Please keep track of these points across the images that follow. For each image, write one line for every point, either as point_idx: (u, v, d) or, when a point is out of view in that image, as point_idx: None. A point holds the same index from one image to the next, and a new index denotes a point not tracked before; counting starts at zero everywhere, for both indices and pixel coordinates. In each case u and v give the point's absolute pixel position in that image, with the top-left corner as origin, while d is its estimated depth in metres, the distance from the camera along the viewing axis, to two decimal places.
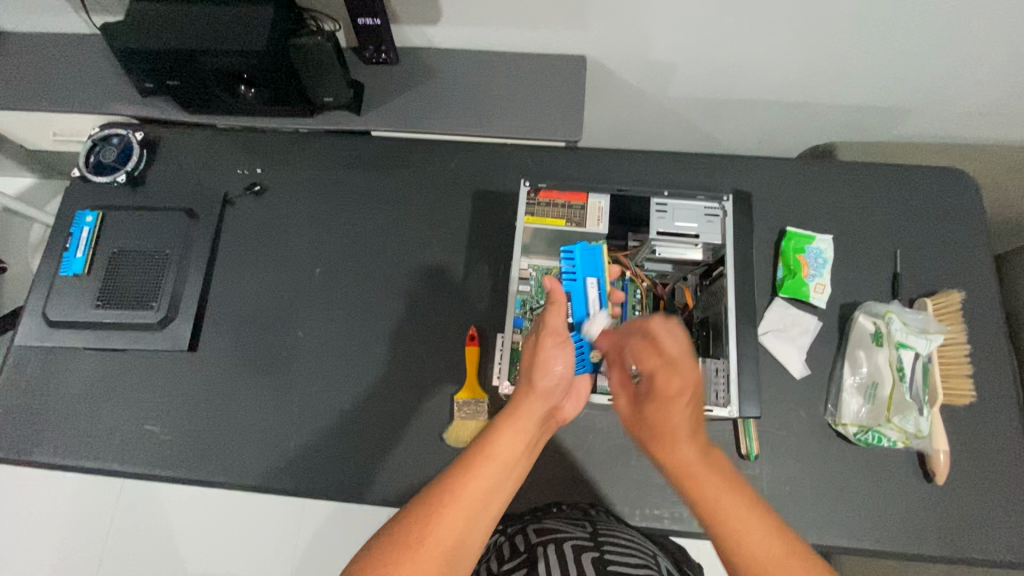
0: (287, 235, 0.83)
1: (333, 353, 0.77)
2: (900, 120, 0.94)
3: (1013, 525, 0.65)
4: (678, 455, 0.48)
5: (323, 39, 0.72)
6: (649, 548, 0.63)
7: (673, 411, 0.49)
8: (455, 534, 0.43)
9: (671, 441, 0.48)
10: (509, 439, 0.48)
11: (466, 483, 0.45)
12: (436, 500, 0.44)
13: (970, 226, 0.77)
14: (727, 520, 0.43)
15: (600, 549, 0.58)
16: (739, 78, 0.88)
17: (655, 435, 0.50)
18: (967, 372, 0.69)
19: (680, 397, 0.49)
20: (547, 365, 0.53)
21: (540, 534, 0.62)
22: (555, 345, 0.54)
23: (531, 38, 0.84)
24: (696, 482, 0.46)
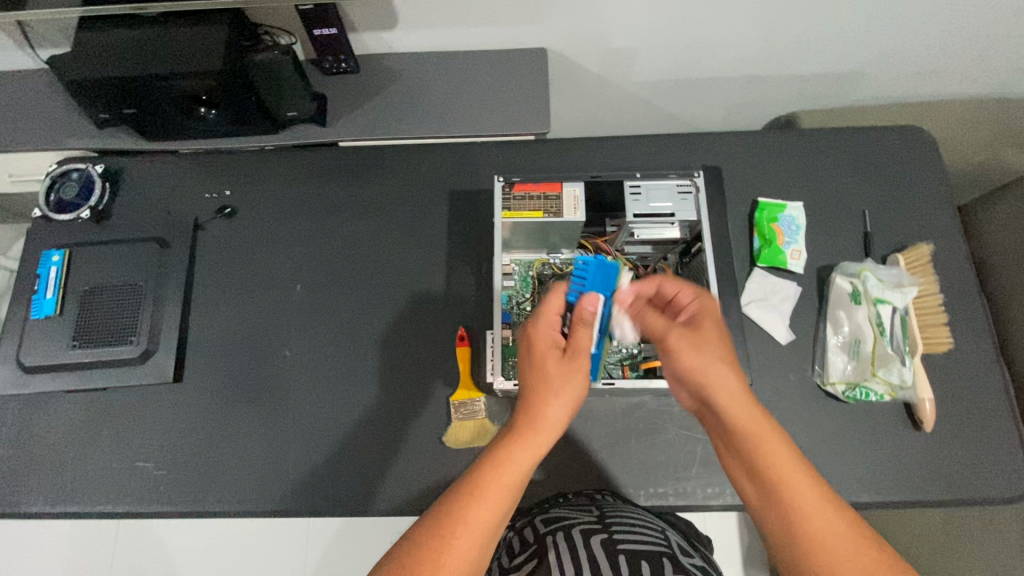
0: (263, 255, 0.82)
1: (323, 369, 0.76)
2: (857, 84, 0.96)
3: (999, 462, 0.67)
4: (730, 382, 0.52)
5: (280, 53, 0.72)
6: (655, 520, 0.66)
7: (712, 332, 0.56)
8: (469, 564, 0.47)
9: (721, 364, 0.53)
10: (521, 466, 0.52)
11: (478, 513, 0.49)
12: (450, 532, 0.48)
13: (932, 180, 0.80)
14: (773, 467, 0.49)
15: (609, 529, 0.61)
16: (698, 57, 0.90)
17: (702, 366, 0.53)
18: (942, 319, 0.72)
19: (713, 322, 0.57)
20: (558, 392, 0.56)
21: (548, 521, 0.64)
22: (574, 374, 0.56)
23: (491, 34, 0.84)
24: (753, 433, 0.50)
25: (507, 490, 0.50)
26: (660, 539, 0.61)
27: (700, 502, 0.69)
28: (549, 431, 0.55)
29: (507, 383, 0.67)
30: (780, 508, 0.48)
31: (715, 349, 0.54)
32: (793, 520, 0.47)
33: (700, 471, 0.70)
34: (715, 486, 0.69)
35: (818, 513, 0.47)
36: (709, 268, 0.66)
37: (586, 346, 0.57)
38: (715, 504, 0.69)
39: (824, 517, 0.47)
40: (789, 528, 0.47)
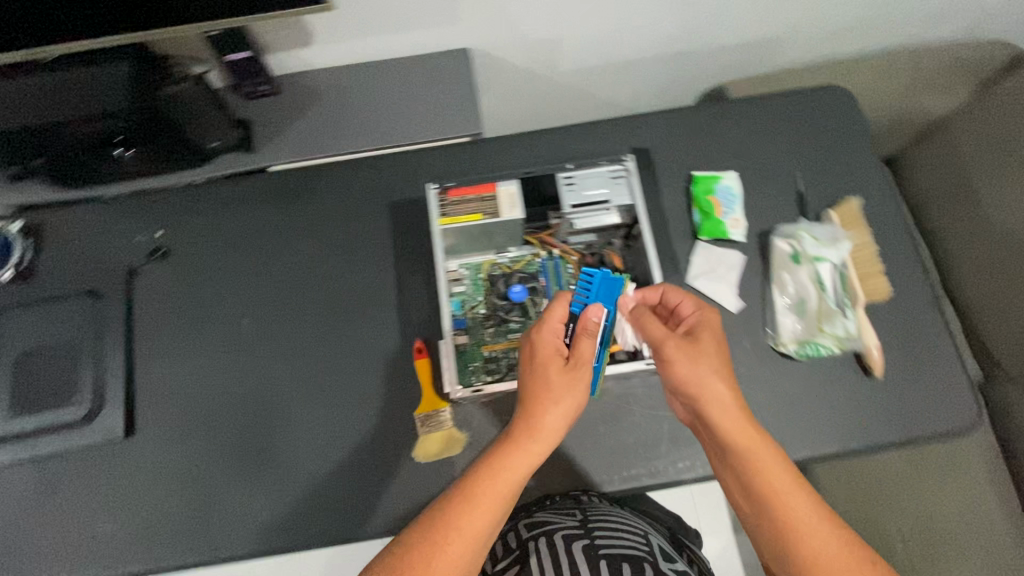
0: (204, 293, 0.79)
1: (281, 401, 0.74)
2: (778, 49, 0.99)
3: (946, 396, 0.71)
4: (724, 397, 0.58)
5: (193, 83, 0.72)
6: (635, 525, 0.75)
7: (709, 347, 0.61)
8: (460, 562, 0.54)
9: (715, 380, 0.58)
10: (515, 472, 0.58)
11: (471, 519, 0.55)
12: (444, 534, 0.54)
13: (854, 135, 0.82)
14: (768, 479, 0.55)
15: (591, 537, 0.71)
16: (619, 41, 0.91)
17: (699, 379, 0.59)
18: (879, 269, 0.74)
19: (711, 337, 0.61)
20: (555, 402, 0.60)
21: (531, 526, 0.75)
22: (572, 382, 0.61)
23: (410, 40, 0.84)
24: (747, 447, 0.56)
25: (501, 496, 0.56)
26: (638, 544, 0.72)
27: (674, 478, 0.70)
28: (545, 441, 0.59)
29: (464, 392, 0.68)
30: (770, 518, 0.55)
31: (711, 363, 0.60)
32: (786, 528, 0.54)
33: (671, 448, 0.71)
34: (686, 460, 0.70)
35: (806, 524, 0.54)
36: (648, 245, 0.69)
37: (588, 355, 0.62)
38: (688, 477, 0.70)
39: (811, 527, 0.54)
40: (776, 530, 0.55)
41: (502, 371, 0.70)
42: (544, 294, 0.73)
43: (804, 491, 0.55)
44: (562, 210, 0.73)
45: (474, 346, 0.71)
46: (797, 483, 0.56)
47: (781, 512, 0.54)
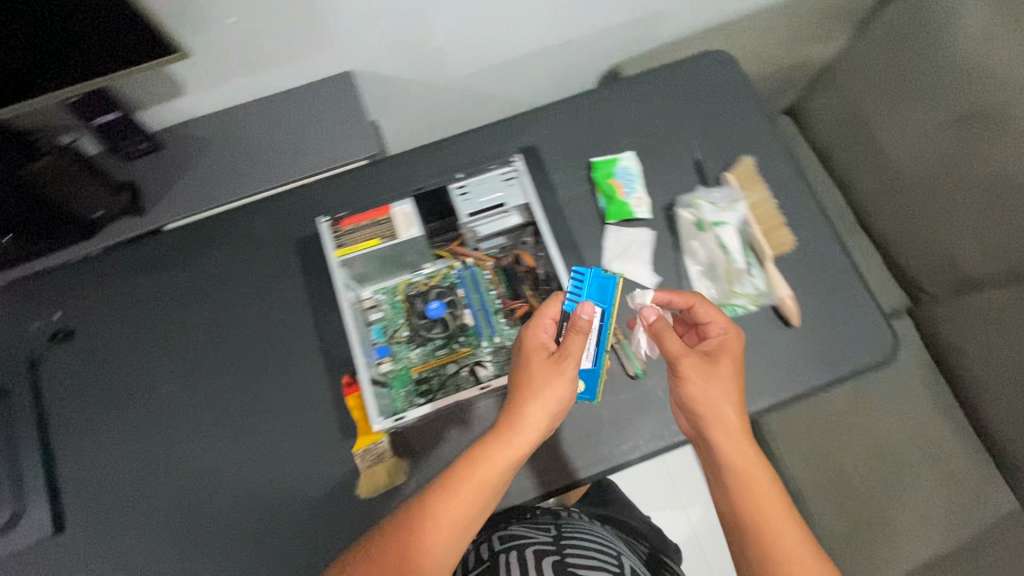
0: (116, 367, 0.75)
1: (213, 464, 0.70)
2: (660, 24, 1.01)
3: (862, 330, 0.73)
4: (730, 422, 0.61)
5: (58, 157, 0.67)
6: (606, 544, 0.79)
7: (724, 368, 0.63)
8: (434, 549, 0.57)
9: (725, 402, 0.61)
10: (496, 465, 0.59)
11: (449, 507, 0.58)
12: (421, 523, 0.57)
13: (739, 95, 0.85)
14: (764, 508, 0.58)
15: (560, 551, 0.73)
16: (502, 41, 0.91)
17: (711, 401, 0.61)
18: (779, 222, 0.76)
19: (729, 360, 0.63)
20: (540, 396, 0.61)
21: (504, 540, 0.77)
22: (557, 377, 0.61)
23: (289, 71, 0.82)
24: (746, 474, 0.59)
25: (479, 488, 0.58)
26: (606, 559, 0.74)
27: (623, 461, 0.70)
28: (528, 438, 0.60)
29: (386, 423, 0.65)
30: (757, 547, 0.57)
31: (724, 387, 0.62)
32: (772, 558, 0.56)
33: (615, 431, 0.70)
34: (631, 440, 0.70)
35: (792, 553, 0.56)
36: (546, 242, 0.70)
37: (577, 350, 0.62)
38: (635, 457, 0.70)
39: (801, 560, 0.56)
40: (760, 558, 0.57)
41: (434, 390, 0.69)
42: (465, 306, 0.73)
43: (795, 525, 0.58)
44: (460, 221, 0.73)
45: (402, 371, 0.70)
46: (789, 515, 0.58)
47: (769, 539, 0.57)
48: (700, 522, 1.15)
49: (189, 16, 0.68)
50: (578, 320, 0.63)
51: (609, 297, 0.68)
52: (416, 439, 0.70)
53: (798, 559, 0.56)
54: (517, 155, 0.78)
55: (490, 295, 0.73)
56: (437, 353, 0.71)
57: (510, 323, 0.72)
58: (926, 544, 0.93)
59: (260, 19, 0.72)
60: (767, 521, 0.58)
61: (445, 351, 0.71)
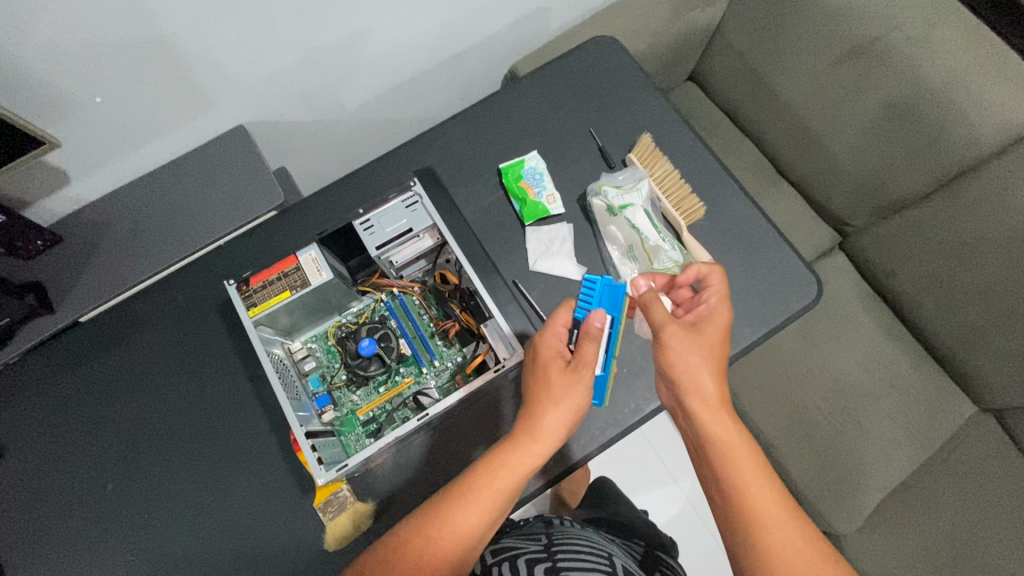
0: (55, 475, 0.72)
1: (174, 551, 0.68)
2: (547, 18, 1.02)
3: (787, 278, 0.76)
4: (710, 393, 0.58)
5: None
6: (601, 547, 0.71)
7: (712, 339, 0.61)
8: (456, 554, 0.55)
9: (705, 370, 0.59)
10: (516, 475, 0.58)
11: (469, 514, 0.56)
12: (440, 530, 0.55)
13: (629, 76, 0.87)
14: (743, 476, 0.54)
15: (553, 557, 0.65)
16: (393, 65, 0.91)
17: (698, 369, 0.59)
18: (688, 190, 0.79)
19: (716, 331, 0.62)
20: (558, 400, 0.59)
21: (496, 552, 0.69)
22: (576, 382, 0.60)
23: (180, 136, 0.81)
24: (730, 447, 0.56)
25: (498, 497, 0.57)
26: (602, 563, 0.66)
27: (583, 456, 0.69)
28: (545, 443, 0.59)
29: (326, 478, 0.61)
30: (742, 523, 0.53)
31: (707, 357, 0.60)
32: (751, 529, 0.53)
33: (570, 428, 0.70)
34: (587, 433, 0.70)
35: (778, 525, 0.52)
36: (458, 257, 0.70)
37: (592, 358, 0.61)
38: (596, 448, 0.70)
39: (780, 525, 0.53)
40: (744, 532, 0.53)
41: (383, 427, 0.70)
42: (398, 336, 0.73)
43: (780, 497, 0.54)
44: (372, 255, 0.71)
45: (348, 414, 0.71)
46: (772, 489, 0.54)
47: (752, 511, 0.53)
48: (690, 490, 1.17)
49: (58, 105, 0.67)
50: (592, 327, 0.62)
51: (620, 304, 0.65)
52: (376, 480, 0.69)
53: (779, 527, 0.52)
54: (414, 179, 0.78)
55: (421, 321, 0.74)
56: (380, 390, 0.72)
57: (446, 344, 0.73)
58: (898, 464, 0.96)
59: (132, 91, 0.71)
60: (751, 494, 0.54)
61: (387, 386, 0.72)
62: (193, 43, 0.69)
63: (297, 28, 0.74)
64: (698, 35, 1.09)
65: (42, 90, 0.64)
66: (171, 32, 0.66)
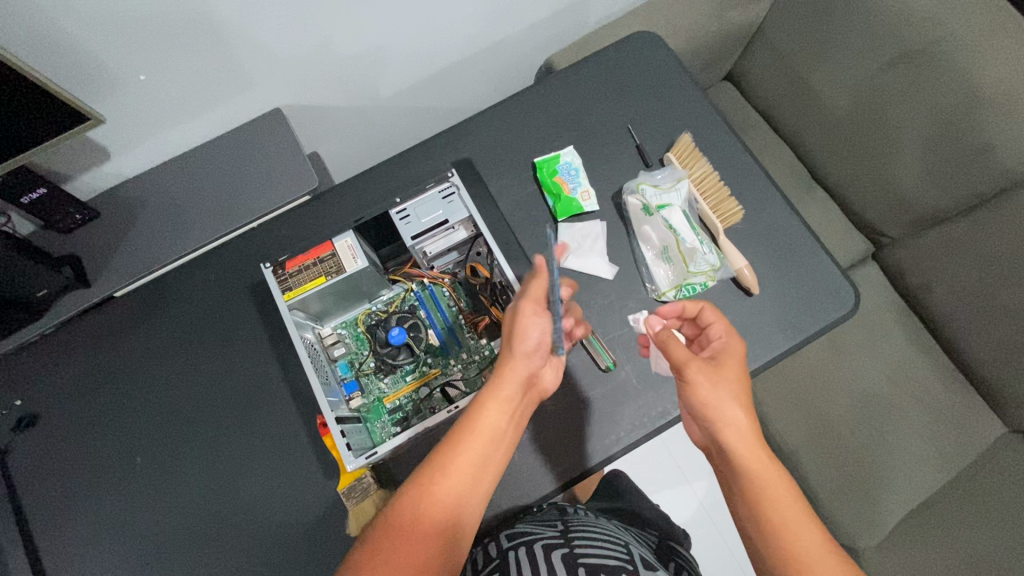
0: (86, 445, 0.73)
1: (199, 526, 0.69)
2: (586, 12, 1.01)
3: (823, 286, 0.74)
4: (741, 425, 0.56)
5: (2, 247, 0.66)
6: (616, 536, 0.70)
7: (732, 369, 0.59)
8: (452, 498, 0.54)
9: (735, 405, 0.57)
10: (491, 415, 0.57)
11: (455, 462, 0.55)
12: (429, 481, 0.54)
13: (670, 72, 0.85)
14: (781, 511, 0.52)
15: (570, 544, 0.65)
16: (429, 52, 0.90)
17: (725, 402, 0.57)
18: (726, 193, 0.77)
19: (734, 361, 0.60)
20: (525, 329, 0.59)
21: (512, 536, 0.67)
22: (530, 312, 0.60)
23: (218, 116, 0.81)
24: (764, 478, 0.53)
25: (478, 439, 0.56)
26: (620, 551, 0.65)
27: (607, 454, 0.69)
28: (519, 380, 0.59)
29: (357, 464, 0.62)
30: (776, 553, 0.51)
31: (730, 390, 0.58)
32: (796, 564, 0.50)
33: (595, 427, 0.70)
34: (612, 433, 0.70)
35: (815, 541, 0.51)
36: (493, 250, 0.70)
37: (539, 293, 0.60)
38: (620, 448, 0.69)
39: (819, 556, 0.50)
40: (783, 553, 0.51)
41: (408, 416, 0.70)
42: (427, 326, 0.73)
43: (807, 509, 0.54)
44: (406, 244, 0.72)
45: (375, 400, 0.72)
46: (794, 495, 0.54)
47: (789, 542, 0.51)
48: (703, 493, 1.13)
49: (102, 82, 0.67)
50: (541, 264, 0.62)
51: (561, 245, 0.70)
52: (399, 467, 0.70)
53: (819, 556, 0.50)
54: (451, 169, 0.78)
55: (451, 312, 0.74)
56: (407, 378, 0.72)
57: (475, 337, 0.73)
58: (922, 482, 0.94)
59: (172, 71, 0.71)
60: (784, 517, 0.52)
61: (415, 375, 0.72)
62: (237, 22, 0.69)
63: (337, 11, 0.74)
64: (738, 34, 1.06)
65: (86, 63, 0.64)
66: (215, 9, 0.66)
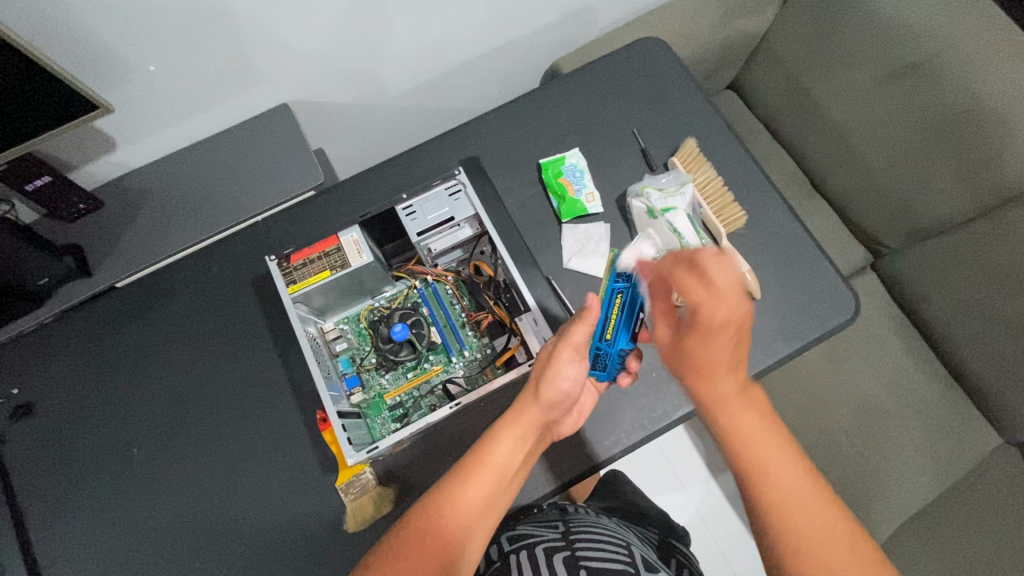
0: (83, 436, 0.73)
1: (194, 519, 0.69)
2: (592, 17, 1.02)
3: (823, 292, 0.75)
4: (722, 392, 0.53)
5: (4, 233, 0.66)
6: (618, 535, 0.69)
7: (705, 340, 0.51)
8: (460, 530, 0.53)
9: (720, 369, 0.52)
10: (509, 453, 0.58)
11: (470, 489, 0.55)
12: (443, 504, 0.53)
13: (676, 78, 0.86)
14: (765, 466, 0.49)
15: (571, 547, 0.64)
16: (437, 53, 0.91)
17: (699, 371, 0.53)
18: (729, 198, 0.78)
19: (713, 331, 0.50)
20: (556, 375, 0.60)
21: (513, 539, 0.67)
22: (565, 359, 0.61)
23: (226, 110, 0.82)
24: (745, 440, 0.50)
25: (494, 474, 0.57)
26: (621, 552, 0.64)
27: (606, 456, 0.69)
28: (534, 425, 0.60)
29: (358, 459, 0.62)
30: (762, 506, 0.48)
31: (707, 359, 0.52)
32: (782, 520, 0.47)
33: (596, 427, 0.70)
34: (612, 435, 0.70)
35: (825, 539, 0.46)
36: (498, 248, 0.70)
37: (577, 340, 0.61)
38: (620, 449, 0.69)
39: (811, 516, 0.47)
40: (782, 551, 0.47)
41: (409, 413, 0.70)
42: (430, 323, 0.73)
43: (825, 495, 0.48)
44: (411, 241, 0.72)
45: (375, 396, 0.71)
46: (797, 464, 0.49)
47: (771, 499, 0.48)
48: (700, 499, 1.13)
49: (113, 70, 0.67)
50: (587, 309, 0.61)
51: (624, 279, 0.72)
52: (397, 464, 0.69)
53: (807, 511, 0.47)
54: (457, 168, 0.78)
55: (454, 310, 0.74)
56: (408, 375, 0.72)
57: (477, 334, 0.73)
58: (918, 492, 0.95)
59: (182, 62, 0.71)
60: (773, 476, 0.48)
61: (416, 372, 0.72)
62: (247, 15, 0.69)
63: (348, 8, 0.74)
64: (743, 43, 1.08)
65: (97, 52, 0.64)
66: (227, 3, 0.66)
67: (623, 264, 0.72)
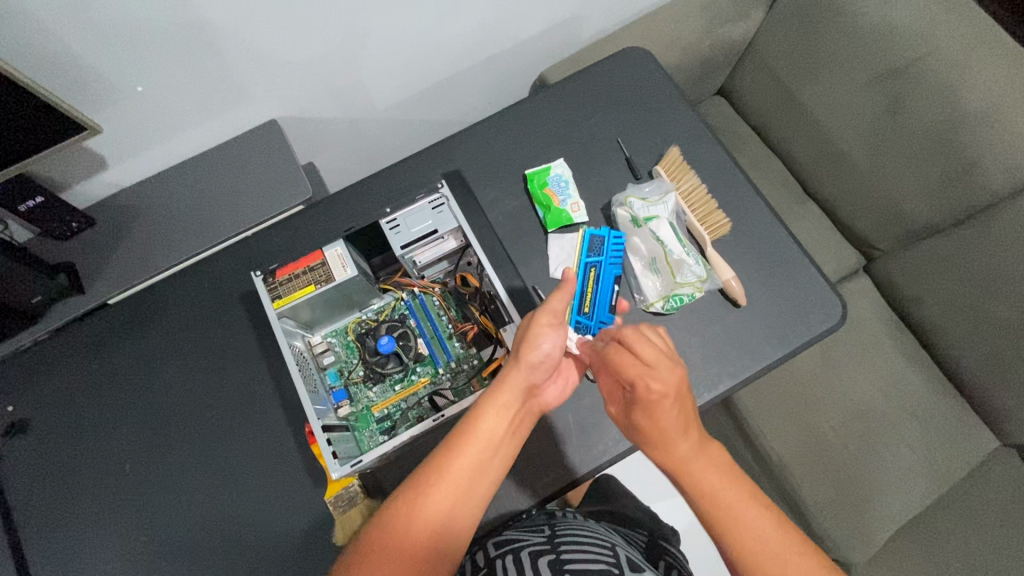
0: (77, 450, 0.73)
1: (185, 532, 0.69)
2: (579, 27, 1.02)
3: (809, 298, 0.75)
4: (683, 457, 0.54)
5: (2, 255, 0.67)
6: (603, 538, 0.69)
7: (654, 412, 0.54)
8: (444, 508, 0.54)
9: (677, 436, 0.54)
10: (495, 423, 0.58)
11: (454, 464, 0.55)
12: (426, 484, 0.54)
13: (659, 87, 0.87)
14: (729, 513, 0.51)
15: (556, 550, 0.63)
16: (424, 67, 0.92)
17: (651, 440, 0.56)
18: (713, 205, 0.78)
19: (658, 402, 0.54)
20: (537, 338, 0.61)
21: (499, 543, 0.66)
22: (543, 323, 0.61)
23: (215, 127, 0.83)
24: (707, 492, 0.52)
25: (477, 446, 0.57)
26: (606, 553, 0.64)
27: (593, 464, 0.69)
28: (520, 392, 0.60)
29: (343, 472, 0.62)
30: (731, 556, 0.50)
31: (661, 429, 0.55)
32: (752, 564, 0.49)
33: (582, 436, 0.70)
34: (598, 443, 0.70)
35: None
36: (481, 260, 0.70)
37: (558, 307, 0.61)
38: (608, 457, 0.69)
39: (781, 553, 0.49)
40: None
41: (396, 425, 0.71)
42: (417, 335, 0.73)
43: (791, 531, 0.50)
44: (396, 253, 0.73)
45: (362, 409, 0.72)
46: (760, 509, 0.51)
47: (736, 550, 0.50)
48: None
49: (99, 92, 0.69)
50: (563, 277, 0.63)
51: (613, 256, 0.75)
52: (385, 476, 0.70)
53: (777, 554, 0.49)
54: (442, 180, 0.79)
55: (441, 321, 0.75)
56: (396, 387, 0.73)
57: (464, 345, 0.74)
58: (915, 496, 0.94)
59: (169, 81, 0.72)
60: (735, 518, 0.51)
61: (404, 384, 0.73)
62: (230, 34, 0.70)
63: (332, 26, 0.75)
64: (729, 50, 1.08)
65: (84, 74, 0.66)
66: (209, 23, 0.67)
67: (592, 239, 0.76)
